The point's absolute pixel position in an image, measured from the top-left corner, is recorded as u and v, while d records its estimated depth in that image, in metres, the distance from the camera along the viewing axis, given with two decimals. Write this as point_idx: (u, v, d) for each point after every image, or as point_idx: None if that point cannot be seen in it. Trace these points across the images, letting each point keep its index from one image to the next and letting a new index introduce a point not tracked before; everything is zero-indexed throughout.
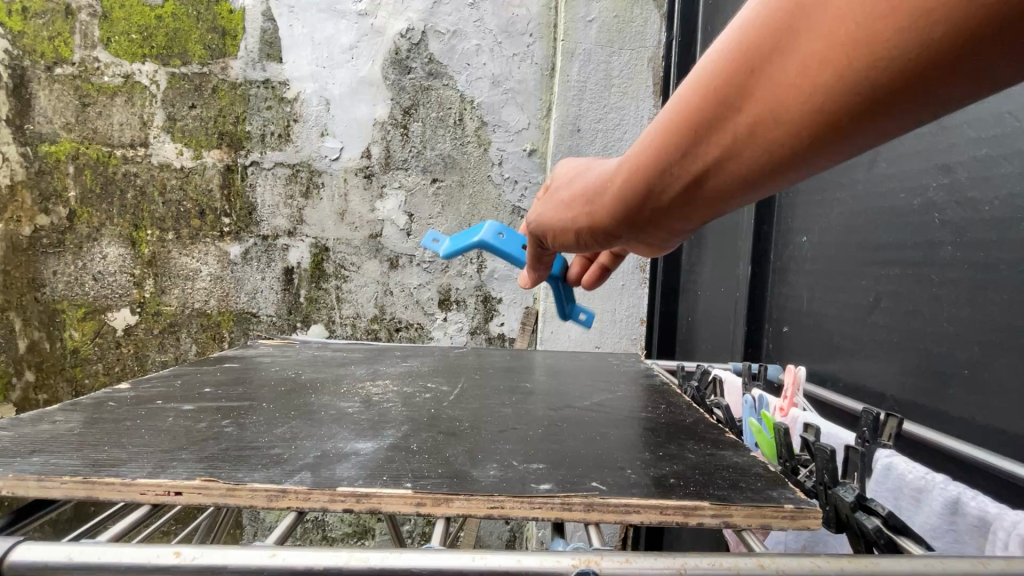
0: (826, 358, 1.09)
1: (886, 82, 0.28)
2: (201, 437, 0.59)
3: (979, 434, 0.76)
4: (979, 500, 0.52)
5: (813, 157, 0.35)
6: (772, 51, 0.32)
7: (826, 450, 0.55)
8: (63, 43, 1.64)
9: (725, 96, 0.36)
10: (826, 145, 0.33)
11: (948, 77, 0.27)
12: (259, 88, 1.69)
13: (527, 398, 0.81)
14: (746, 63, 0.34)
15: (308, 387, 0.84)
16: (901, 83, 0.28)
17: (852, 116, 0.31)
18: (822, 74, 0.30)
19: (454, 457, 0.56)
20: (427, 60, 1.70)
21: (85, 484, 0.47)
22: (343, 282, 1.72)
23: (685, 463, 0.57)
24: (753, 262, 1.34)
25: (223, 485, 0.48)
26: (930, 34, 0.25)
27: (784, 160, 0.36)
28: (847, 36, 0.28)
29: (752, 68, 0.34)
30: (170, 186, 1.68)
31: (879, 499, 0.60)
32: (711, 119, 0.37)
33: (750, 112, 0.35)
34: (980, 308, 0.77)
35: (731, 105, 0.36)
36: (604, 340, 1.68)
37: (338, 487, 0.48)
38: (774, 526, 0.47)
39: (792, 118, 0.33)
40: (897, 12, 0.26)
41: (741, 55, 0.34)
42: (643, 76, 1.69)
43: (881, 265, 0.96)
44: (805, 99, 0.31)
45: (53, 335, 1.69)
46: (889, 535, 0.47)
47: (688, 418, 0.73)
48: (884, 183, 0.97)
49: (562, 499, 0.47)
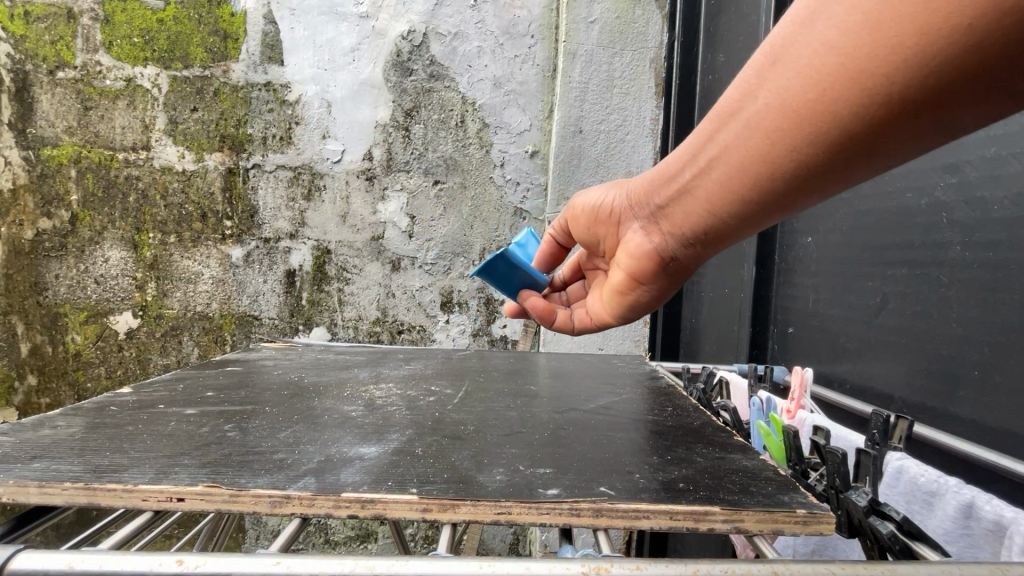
0: (832, 359, 1.09)
1: (938, 71, 0.37)
2: (204, 442, 0.59)
3: (990, 436, 0.75)
4: (994, 503, 0.51)
5: (878, 144, 0.44)
6: (836, 59, 0.41)
7: (837, 454, 0.54)
8: (65, 47, 1.64)
9: (801, 96, 0.45)
10: (888, 131, 0.42)
11: (988, 69, 0.36)
12: (260, 90, 1.69)
13: (532, 401, 0.80)
14: (816, 68, 0.43)
15: (311, 390, 0.83)
16: (946, 75, 0.37)
17: (911, 103, 0.39)
18: (882, 70, 0.39)
19: (460, 461, 0.56)
20: (428, 62, 1.69)
21: (87, 490, 0.47)
22: (345, 284, 1.72)
23: (694, 467, 0.56)
24: (757, 263, 1.33)
25: (226, 491, 0.47)
26: (974, 34, 0.34)
27: (853, 146, 0.44)
28: (903, 39, 0.37)
29: (820, 72, 0.43)
30: (172, 189, 1.68)
31: (890, 502, 0.60)
32: (787, 115, 0.46)
33: (819, 107, 0.44)
34: (990, 309, 0.77)
35: (806, 101, 0.44)
36: (607, 342, 1.68)
37: (343, 493, 0.47)
38: (787, 531, 0.46)
39: (851, 97, 0.41)
40: (946, 19, 0.35)
41: (812, 63, 0.43)
42: (645, 76, 1.68)
43: (888, 266, 0.95)
44: (870, 79, 0.40)
45: (55, 339, 1.69)
46: (904, 541, 0.47)
47: (695, 421, 0.72)
48: (891, 183, 0.96)
49: (570, 504, 0.47)
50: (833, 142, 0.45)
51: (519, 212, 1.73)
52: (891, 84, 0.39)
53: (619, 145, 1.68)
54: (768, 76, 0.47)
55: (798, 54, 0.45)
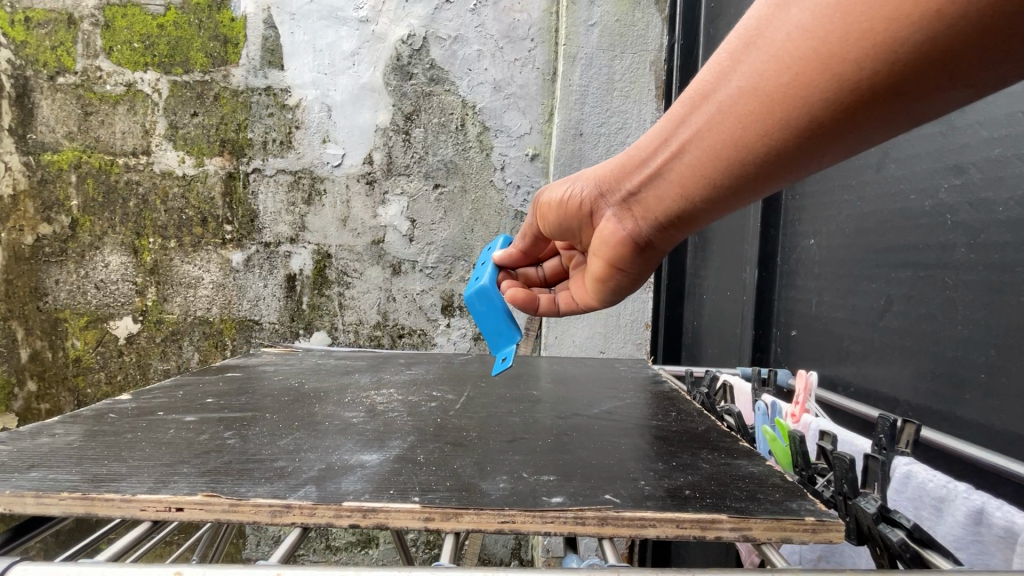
0: (836, 362, 1.08)
1: (907, 57, 0.33)
2: (203, 450, 0.58)
3: (997, 439, 0.74)
4: (1005, 509, 0.50)
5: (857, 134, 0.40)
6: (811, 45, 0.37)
7: (846, 459, 0.54)
8: (66, 52, 1.64)
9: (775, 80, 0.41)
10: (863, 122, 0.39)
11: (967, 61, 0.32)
12: (260, 95, 1.68)
13: (535, 406, 0.79)
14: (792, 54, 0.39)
15: (311, 396, 0.82)
16: (916, 63, 0.33)
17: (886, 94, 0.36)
18: (855, 64, 0.36)
19: (462, 468, 0.55)
20: (428, 66, 1.69)
21: (84, 500, 0.46)
22: (346, 289, 1.71)
23: (700, 473, 0.55)
24: (760, 265, 1.33)
25: (226, 500, 0.46)
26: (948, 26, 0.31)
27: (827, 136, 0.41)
28: (878, 29, 0.33)
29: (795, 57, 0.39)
30: (173, 194, 1.68)
31: (899, 509, 0.59)
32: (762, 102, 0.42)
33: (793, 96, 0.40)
34: (996, 311, 0.76)
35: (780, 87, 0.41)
36: (609, 345, 1.67)
37: (344, 502, 0.46)
38: (795, 539, 0.45)
39: (822, 85, 0.38)
40: (918, 8, 0.31)
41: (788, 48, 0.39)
42: (645, 79, 1.68)
43: (892, 268, 0.94)
44: (842, 67, 0.36)
45: (55, 345, 1.68)
46: (915, 548, 0.46)
47: (700, 426, 0.72)
48: (894, 184, 0.95)
49: (575, 512, 0.46)
50: (804, 131, 0.42)
51: (520, 216, 1.73)
52: (861, 71, 0.36)
53: (620, 148, 1.67)
54: (743, 59, 0.44)
55: (773, 38, 0.41)
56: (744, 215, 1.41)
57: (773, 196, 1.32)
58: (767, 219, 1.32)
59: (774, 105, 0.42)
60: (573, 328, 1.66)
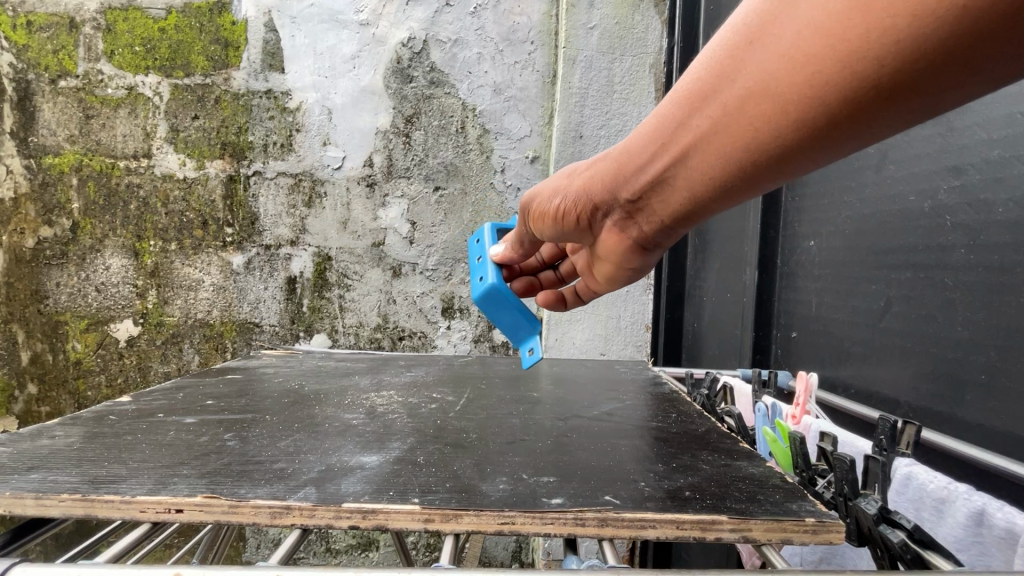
0: (836, 364, 1.08)
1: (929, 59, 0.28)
2: (203, 451, 0.58)
3: (997, 440, 0.74)
4: (1006, 511, 0.50)
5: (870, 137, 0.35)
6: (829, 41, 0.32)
7: (846, 460, 0.54)
8: (67, 56, 1.65)
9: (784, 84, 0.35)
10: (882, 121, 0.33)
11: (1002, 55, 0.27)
12: (261, 98, 1.69)
13: (534, 408, 0.79)
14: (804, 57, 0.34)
15: (312, 398, 0.82)
16: (921, 71, 0.29)
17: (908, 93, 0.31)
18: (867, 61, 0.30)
19: (462, 470, 0.55)
20: (428, 69, 1.70)
21: (84, 502, 0.46)
22: (346, 291, 1.71)
23: (700, 475, 0.55)
24: (760, 267, 1.33)
25: (226, 502, 0.46)
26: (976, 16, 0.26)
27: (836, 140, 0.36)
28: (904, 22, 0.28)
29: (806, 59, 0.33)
30: (173, 197, 1.68)
31: (900, 510, 0.59)
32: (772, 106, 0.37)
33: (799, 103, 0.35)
34: (996, 312, 0.76)
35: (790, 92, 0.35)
36: (609, 347, 1.67)
37: (343, 503, 0.46)
38: (795, 540, 0.45)
39: (837, 88, 0.33)
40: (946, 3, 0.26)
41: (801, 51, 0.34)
42: (645, 81, 1.68)
43: (892, 269, 0.94)
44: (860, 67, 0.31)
45: (55, 347, 1.68)
46: (915, 549, 0.46)
47: (700, 427, 0.72)
48: (893, 186, 0.95)
49: (575, 514, 0.46)
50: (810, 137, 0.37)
51: None
52: (867, 73, 0.31)
53: None
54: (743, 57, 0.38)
55: (779, 35, 0.35)
56: (743, 217, 1.41)
57: (773, 198, 1.32)
58: (767, 220, 1.32)
59: (772, 115, 0.37)
60: (573, 329, 1.66)
